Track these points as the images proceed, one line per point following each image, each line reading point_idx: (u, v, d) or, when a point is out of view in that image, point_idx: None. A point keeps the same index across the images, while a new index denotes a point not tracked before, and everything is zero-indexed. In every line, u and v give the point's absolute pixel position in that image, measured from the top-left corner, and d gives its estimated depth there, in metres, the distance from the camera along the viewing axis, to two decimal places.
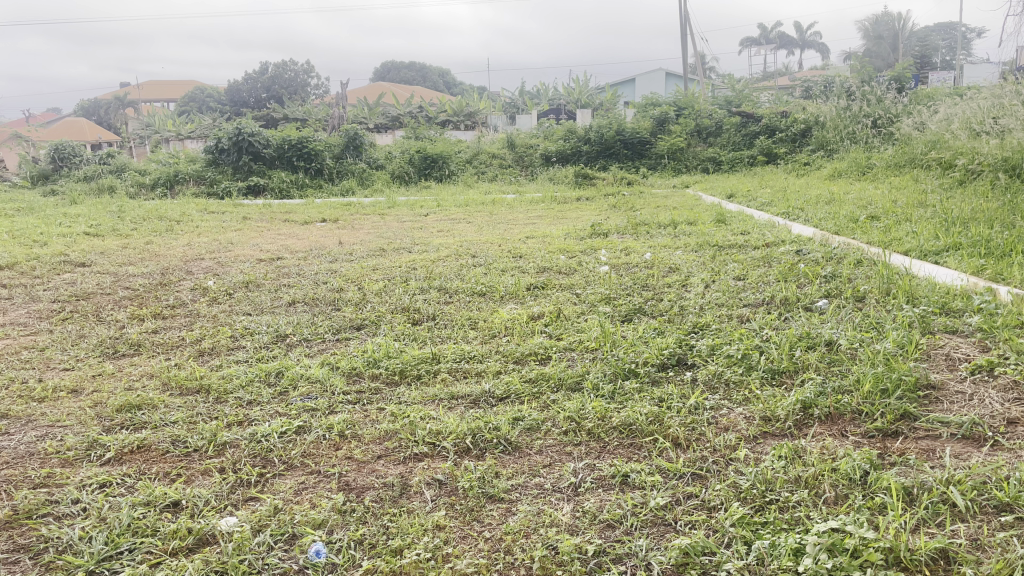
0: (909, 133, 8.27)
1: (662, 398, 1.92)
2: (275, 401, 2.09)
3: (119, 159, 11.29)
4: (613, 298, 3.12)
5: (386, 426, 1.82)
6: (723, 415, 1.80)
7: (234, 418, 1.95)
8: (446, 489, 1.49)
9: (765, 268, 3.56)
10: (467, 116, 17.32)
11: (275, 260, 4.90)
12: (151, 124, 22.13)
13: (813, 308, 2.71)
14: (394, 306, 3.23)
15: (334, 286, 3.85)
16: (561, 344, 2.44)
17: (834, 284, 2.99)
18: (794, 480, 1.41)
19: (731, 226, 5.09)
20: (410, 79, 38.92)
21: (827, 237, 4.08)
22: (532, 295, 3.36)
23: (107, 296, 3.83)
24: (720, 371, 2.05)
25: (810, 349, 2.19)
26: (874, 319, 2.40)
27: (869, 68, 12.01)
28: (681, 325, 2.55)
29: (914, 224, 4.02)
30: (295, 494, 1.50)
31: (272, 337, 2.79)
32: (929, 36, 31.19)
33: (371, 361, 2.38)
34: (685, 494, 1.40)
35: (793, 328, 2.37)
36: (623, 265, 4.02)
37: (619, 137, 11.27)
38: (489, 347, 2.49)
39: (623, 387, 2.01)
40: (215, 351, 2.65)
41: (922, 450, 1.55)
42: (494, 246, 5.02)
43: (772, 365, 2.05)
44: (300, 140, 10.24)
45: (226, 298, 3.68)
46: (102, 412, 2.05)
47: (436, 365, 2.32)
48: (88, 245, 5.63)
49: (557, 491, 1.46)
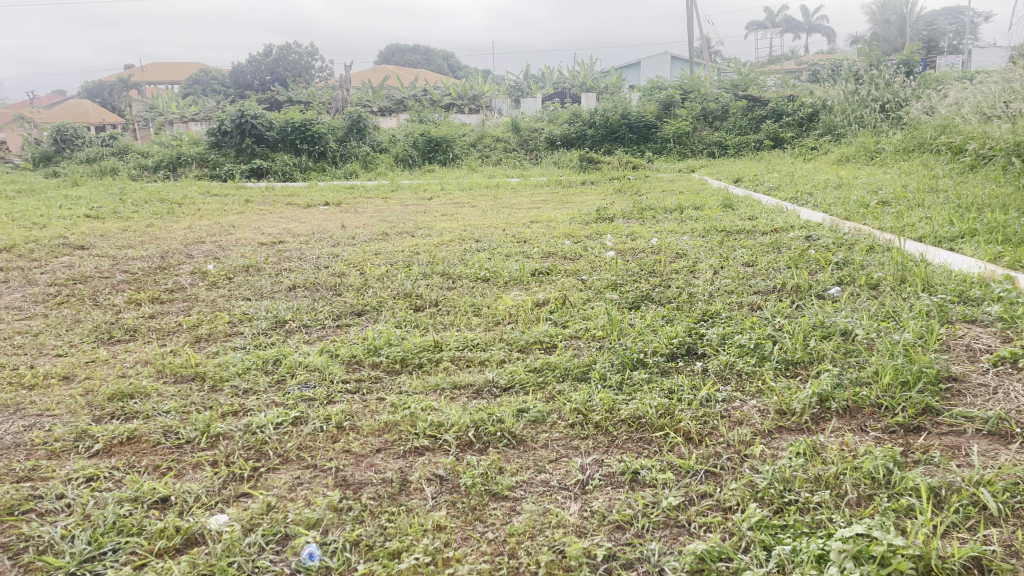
0: (919, 117, 8.15)
1: (672, 389, 1.85)
2: (272, 390, 2.03)
3: (121, 140, 11.20)
4: (620, 284, 3.04)
5: (386, 417, 1.76)
6: (737, 408, 1.73)
7: (229, 407, 1.88)
8: (447, 486, 1.43)
9: (775, 254, 3.49)
10: (471, 99, 17.23)
11: (276, 243, 4.83)
12: (153, 107, 22.03)
13: (826, 296, 2.63)
14: (396, 292, 3.16)
15: (335, 271, 3.77)
16: (566, 332, 2.37)
17: (846, 270, 2.91)
18: (814, 479, 1.34)
19: (738, 211, 5.01)
20: (414, 62, 38.71)
21: (837, 223, 4.01)
22: (537, 281, 3.28)
23: (105, 280, 3.77)
24: (732, 361, 1.98)
25: (825, 339, 2.11)
26: (891, 307, 2.32)
27: (878, 51, 11.87)
28: (691, 312, 2.48)
29: (928, 210, 3.93)
30: (289, 490, 1.44)
31: (272, 323, 2.72)
32: (939, 21, 30.92)
33: (371, 348, 2.31)
34: (699, 493, 1.34)
35: (807, 317, 2.29)
36: (629, 250, 3.94)
37: (624, 120, 11.14)
38: (492, 335, 2.42)
39: (631, 377, 1.94)
40: (212, 337, 2.58)
41: (947, 447, 1.48)
42: (498, 230, 4.94)
43: (786, 355, 1.98)
44: (303, 123, 10.14)
45: (226, 282, 3.61)
46: (93, 400, 1.98)
47: (438, 353, 2.25)
48: (87, 227, 5.56)
49: (564, 489, 1.39)
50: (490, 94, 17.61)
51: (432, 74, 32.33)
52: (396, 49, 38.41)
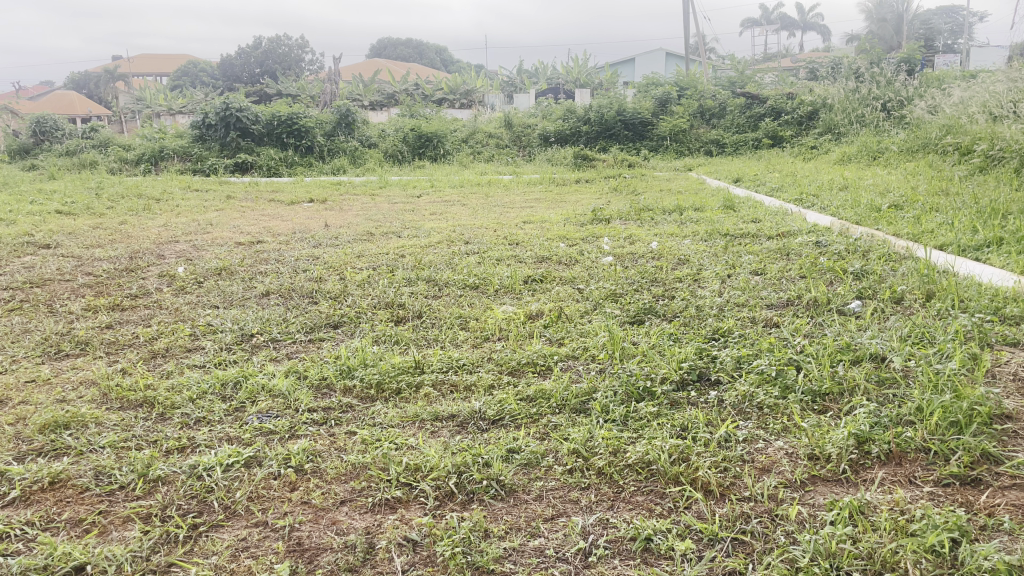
0: (921, 116, 7.93)
1: (683, 426, 1.61)
2: (227, 420, 1.78)
3: (103, 133, 10.91)
4: (620, 295, 2.80)
5: (354, 459, 1.52)
6: (761, 451, 1.50)
7: (174, 443, 1.64)
8: (421, 554, 1.19)
9: (785, 261, 3.26)
10: (463, 95, 17.02)
11: (255, 244, 4.58)
12: (140, 97, 21.69)
13: (847, 311, 2.39)
14: (376, 300, 2.91)
15: (314, 275, 3.53)
16: (562, 352, 2.14)
17: (866, 282, 2.68)
18: (867, 554, 1.11)
19: (740, 213, 4.78)
20: (407, 58, 38.42)
21: (846, 228, 3.78)
22: (530, 289, 3.04)
23: (65, 283, 3.51)
24: (751, 391, 1.74)
25: (853, 365, 1.88)
26: (924, 327, 2.08)
27: (877, 51, 11.65)
28: (699, 330, 2.24)
29: (946, 215, 3.69)
30: (231, 559, 1.20)
31: (237, 336, 2.47)
32: (934, 21, 30.77)
33: (344, 370, 2.06)
34: (726, 572, 1.11)
35: (830, 338, 2.05)
36: (627, 255, 3.70)
37: (620, 117, 10.89)
38: (480, 354, 2.18)
39: (636, 411, 1.69)
40: (170, 352, 2.34)
41: (1016, 507, 1.25)
42: (489, 231, 4.70)
43: (812, 386, 1.74)
44: (290, 116, 9.86)
45: (195, 288, 3.36)
46: (22, 432, 1.73)
47: (418, 377, 2.01)
48: (57, 224, 5.31)
49: (562, 561, 1.16)
50: (483, 89, 17.36)
51: (424, 69, 32.04)
52: (388, 44, 38.09)
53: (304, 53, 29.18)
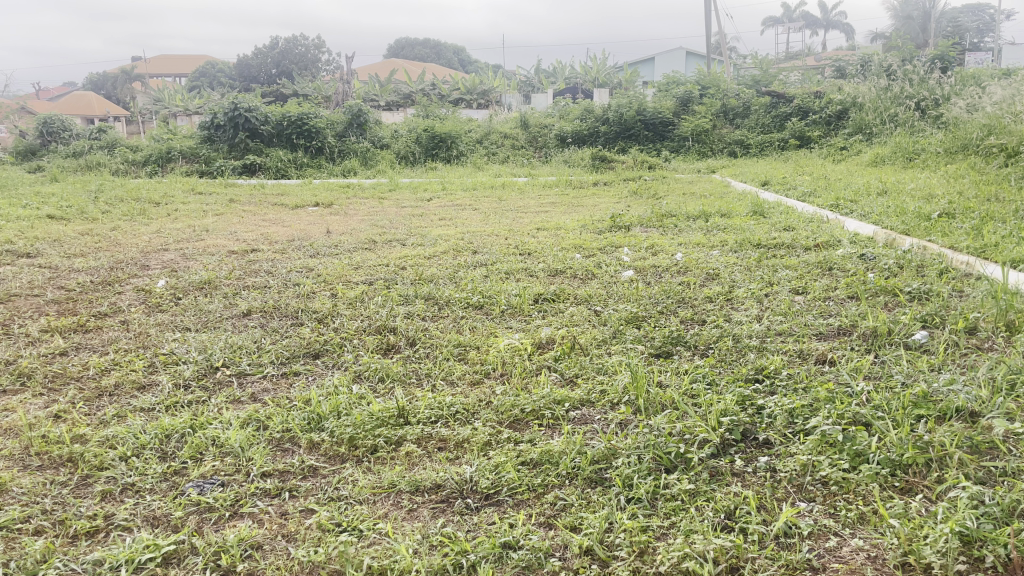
0: (959, 115, 7.48)
1: (729, 511, 1.26)
2: (161, 490, 1.45)
3: (111, 135, 10.65)
4: (643, 319, 2.44)
5: (306, 555, 1.18)
6: (834, 554, 1.14)
7: (86, 526, 1.31)
8: None
9: (829, 278, 2.87)
10: (480, 94, 16.67)
11: (248, 253, 4.26)
12: (156, 97, 21.55)
13: (915, 345, 2.01)
14: (366, 323, 2.56)
15: (303, 290, 3.19)
16: (574, 397, 1.78)
17: (932, 305, 2.29)
18: None
19: (772, 220, 4.41)
20: (425, 57, 38.18)
21: (893, 239, 3.40)
22: (540, 311, 2.69)
23: (32, 299, 3.19)
24: (811, 460, 1.38)
25: (934, 422, 1.51)
26: (1018, 370, 1.69)
27: (910, 48, 11.19)
28: (738, 369, 1.88)
29: (1009, 226, 3.29)
30: None
31: (199, 369, 2.13)
32: (963, 18, 30.06)
33: (313, 420, 1.72)
34: None
35: (902, 385, 1.68)
36: (650, 268, 3.35)
37: (639, 117, 10.50)
38: (477, 397, 1.82)
39: (667, 487, 1.34)
40: (118, 392, 2.00)
41: None
42: (499, 239, 4.35)
43: (890, 454, 1.37)
44: (300, 116, 9.54)
45: (171, 305, 3.03)
46: None
47: (400, 430, 1.66)
48: (45, 230, 5.03)
49: None
50: (500, 88, 17.01)
51: (441, 69, 31.72)
52: (405, 45, 37.94)
53: (321, 53, 28.93)
